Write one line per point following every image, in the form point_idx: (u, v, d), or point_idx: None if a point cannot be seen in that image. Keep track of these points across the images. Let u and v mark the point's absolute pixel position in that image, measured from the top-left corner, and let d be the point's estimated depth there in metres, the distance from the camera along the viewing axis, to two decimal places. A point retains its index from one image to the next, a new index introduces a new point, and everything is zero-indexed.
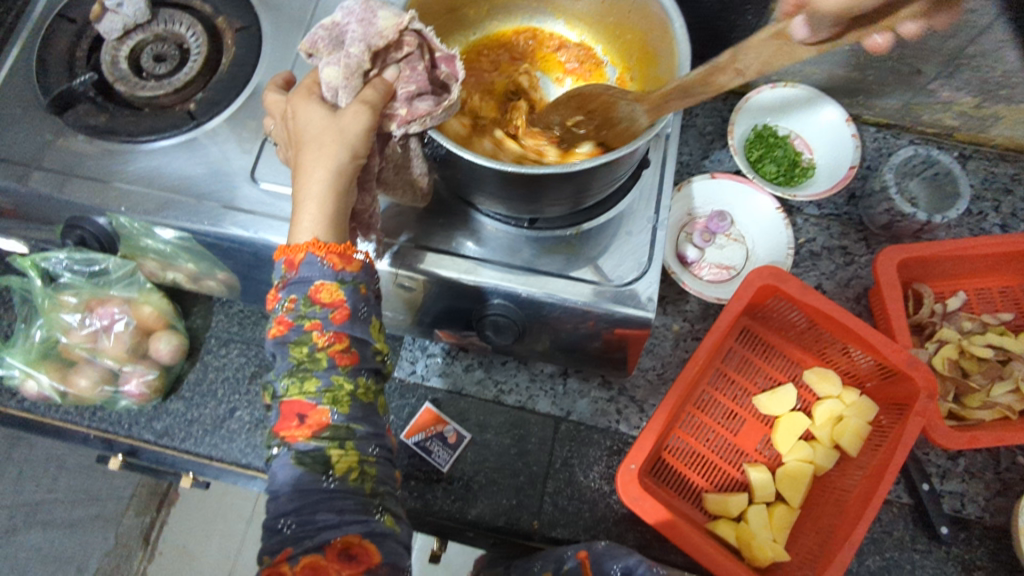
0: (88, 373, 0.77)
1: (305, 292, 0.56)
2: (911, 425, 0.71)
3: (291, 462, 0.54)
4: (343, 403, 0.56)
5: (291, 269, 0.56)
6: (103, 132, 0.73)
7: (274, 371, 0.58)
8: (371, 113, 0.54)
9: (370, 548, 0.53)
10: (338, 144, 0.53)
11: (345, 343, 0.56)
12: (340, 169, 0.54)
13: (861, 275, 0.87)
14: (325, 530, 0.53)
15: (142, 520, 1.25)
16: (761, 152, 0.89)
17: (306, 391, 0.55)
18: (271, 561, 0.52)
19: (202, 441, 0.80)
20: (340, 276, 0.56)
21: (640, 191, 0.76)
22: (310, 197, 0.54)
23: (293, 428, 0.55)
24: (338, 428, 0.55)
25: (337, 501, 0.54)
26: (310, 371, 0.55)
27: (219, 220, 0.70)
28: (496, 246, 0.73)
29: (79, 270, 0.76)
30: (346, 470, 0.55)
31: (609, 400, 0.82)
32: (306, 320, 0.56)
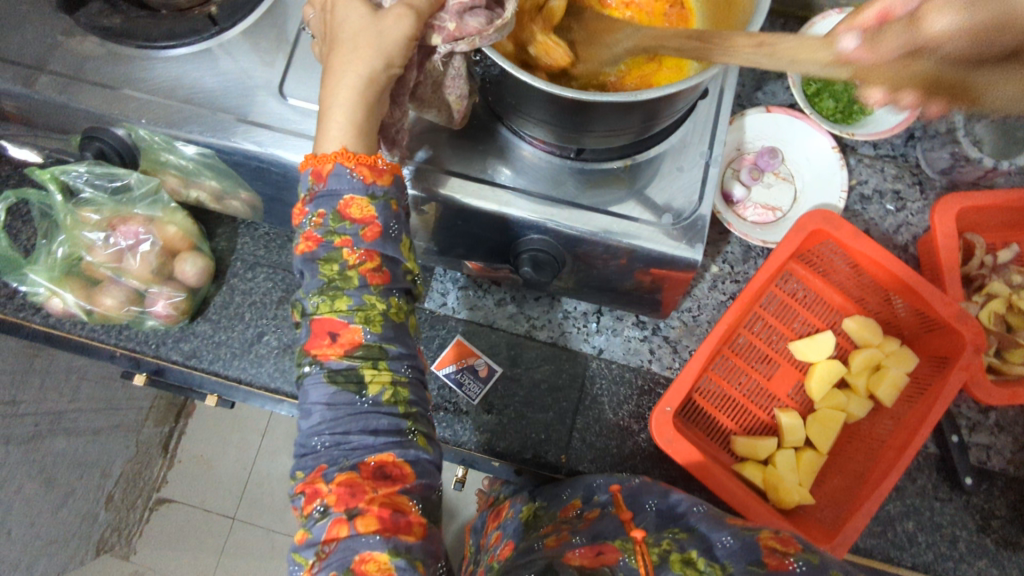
0: (114, 293, 0.74)
1: (334, 206, 0.52)
2: (954, 378, 0.70)
3: (323, 382, 0.53)
4: (375, 322, 0.53)
5: (317, 181, 0.52)
6: (117, 35, 0.68)
7: (302, 289, 0.55)
8: (416, 20, 0.49)
9: (405, 468, 0.53)
10: (374, 48, 0.49)
11: (377, 262, 0.54)
12: (372, 76, 0.50)
13: (911, 222, 0.83)
14: (359, 450, 0.52)
15: (161, 429, 1.32)
16: (819, 86, 0.84)
17: (337, 310, 0.53)
18: (306, 478, 0.53)
19: (231, 363, 0.79)
20: (370, 190, 0.53)
21: (694, 123, 0.72)
22: (337, 101, 0.50)
23: (325, 346, 0.53)
24: (371, 347, 0.53)
25: (370, 421, 0.53)
26: (341, 290, 0.53)
27: (230, 134, 0.65)
28: (537, 176, 0.69)
29: (101, 185, 0.73)
30: (380, 389, 0.53)
31: (642, 340, 0.81)
32: (335, 236, 0.53)
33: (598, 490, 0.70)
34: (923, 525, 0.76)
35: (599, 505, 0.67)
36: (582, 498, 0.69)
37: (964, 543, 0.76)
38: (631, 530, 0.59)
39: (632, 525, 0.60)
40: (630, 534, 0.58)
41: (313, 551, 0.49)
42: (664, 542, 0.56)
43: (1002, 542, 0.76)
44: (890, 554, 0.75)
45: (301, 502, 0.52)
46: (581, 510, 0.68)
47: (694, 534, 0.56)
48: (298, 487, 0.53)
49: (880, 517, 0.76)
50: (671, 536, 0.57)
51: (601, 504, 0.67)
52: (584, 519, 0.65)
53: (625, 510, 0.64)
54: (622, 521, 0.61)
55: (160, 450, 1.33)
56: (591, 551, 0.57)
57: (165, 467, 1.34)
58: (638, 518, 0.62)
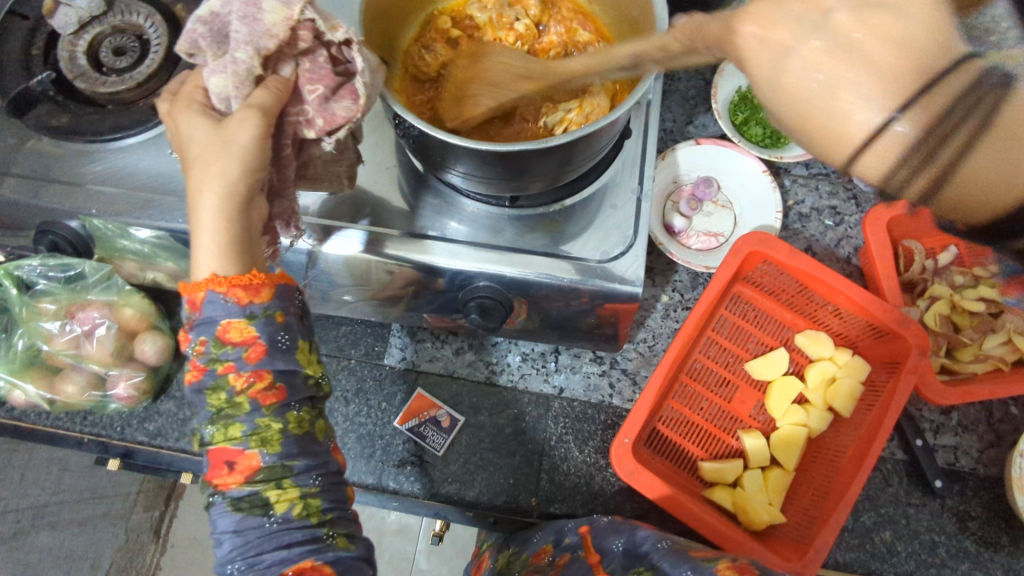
0: (75, 379, 0.76)
1: (212, 333, 0.50)
2: (904, 382, 0.71)
3: (228, 510, 0.51)
4: (272, 442, 0.52)
5: (194, 310, 0.50)
6: (66, 132, 0.71)
7: (197, 417, 0.54)
8: (261, 118, 0.48)
9: (324, 569, 0.50)
10: (223, 159, 0.48)
11: (268, 380, 0.51)
12: (230, 188, 0.48)
13: (851, 235, 0.86)
14: (274, 566, 0.50)
15: (151, 514, 1.28)
16: (746, 115, 0.87)
17: (231, 438, 0.51)
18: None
19: (196, 439, 0.79)
20: (248, 311, 0.50)
21: (623, 162, 0.75)
22: (204, 223, 0.48)
23: (225, 475, 0.51)
24: (272, 468, 0.51)
25: (281, 538, 0.50)
26: (232, 417, 0.51)
27: None
28: (478, 227, 0.71)
29: (56, 276, 0.75)
30: (288, 507, 0.51)
31: (601, 375, 0.82)
32: (218, 363, 0.50)
33: (569, 532, 0.70)
34: (900, 534, 0.76)
35: (570, 550, 0.67)
36: (553, 543, 0.70)
37: (943, 548, 0.75)
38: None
39: (600, 569, 0.62)
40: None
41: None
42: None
43: (982, 544, 0.75)
44: (871, 567, 0.74)
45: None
46: (553, 556, 0.68)
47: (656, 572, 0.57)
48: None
49: (856, 529, 0.76)
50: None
51: (571, 548, 0.67)
52: (555, 567, 0.65)
53: (593, 552, 0.65)
54: (591, 564, 0.63)
55: (151, 535, 1.28)
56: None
57: (158, 554, 1.28)
58: (606, 560, 0.63)
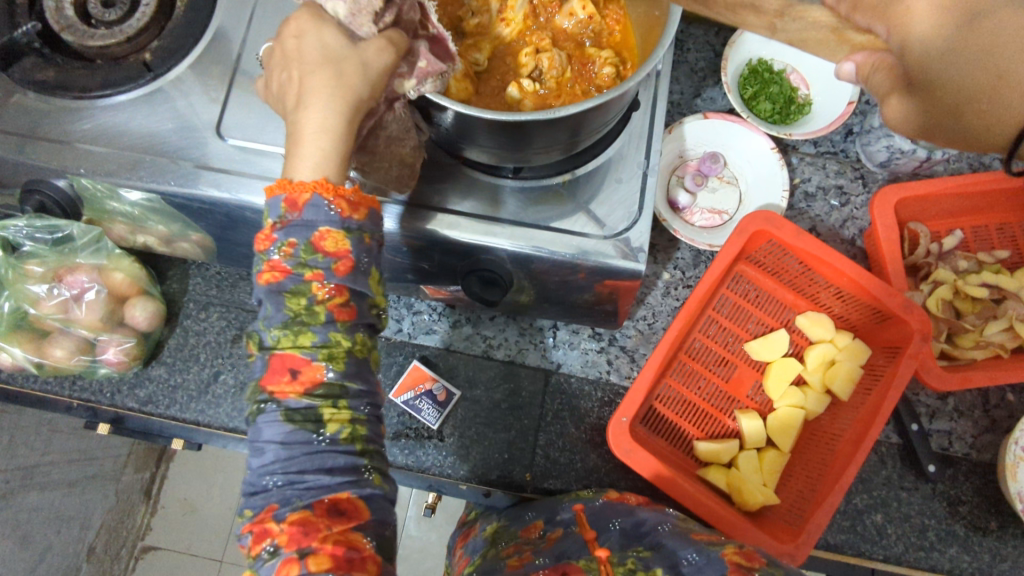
0: (63, 344, 0.74)
1: (308, 238, 0.48)
2: (904, 367, 0.70)
3: (279, 420, 0.48)
4: (339, 360, 0.49)
5: (291, 210, 0.48)
6: (53, 87, 0.68)
7: (257, 318, 0.51)
8: (394, 54, 0.49)
9: (358, 502, 0.49)
10: (357, 77, 0.47)
11: (345, 297, 0.50)
12: (356, 104, 0.48)
13: (856, 216, 0.85)
14: (314, 489, 0.48)
15: (142, 476, 1.30)
16: (755, 89, 0.85)
17: (300, 346, 0.48)
18: (255, 517, 0.48)
19: (188, 408, 0.78)
20: (346, 224, 0.49)
21: (630, 135, 0.73)
22: (322, 129, 0.47)
23: (284, 383, 0.48)
24: (333, 385, 0.49)
25: (326, 460, 0.48)
26: (306, 325, 0.49)
27: (185, 180, 0.66)
28: (480, 197, 0.69)
29: (42, 237, 0.73)
30: (337, 428, 0.49)
31: (599, 351, 0.81)
32: (306, 269, 0.48)
33: (563, 509, 0.69)
34: (891, 517, 0.76)
35: (562, 525, 0.67)
36: (545, 518, 0.69)
37: (933, 532, 0.76)
38: (594, 549, 0.62)
39: (597, 545, 0.62)
40: (593, 554, 0.60)
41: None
42: (628, 560, 0.60)
43: (972, 527, 0.76)
44: (860, 548, 0.75)
45: (248, 542, 0.47)
46: (544, 530, 0.68)
47: (660, 551, 0.60)
48: (245, 527, 0.48)
49: (848, 511, 0.76)
50: (636, 555, 0.61)
51: (563, 524, 0.67)
52: (546, 539, 0.66)
53: (589, 529, 0.65)
54: (586, 539, 0.63)
55: (141, 496, 1.30)
56: (556, 571, 0.58)
57: (147, 514, 1.31)
58: (602, 537, 0.64)
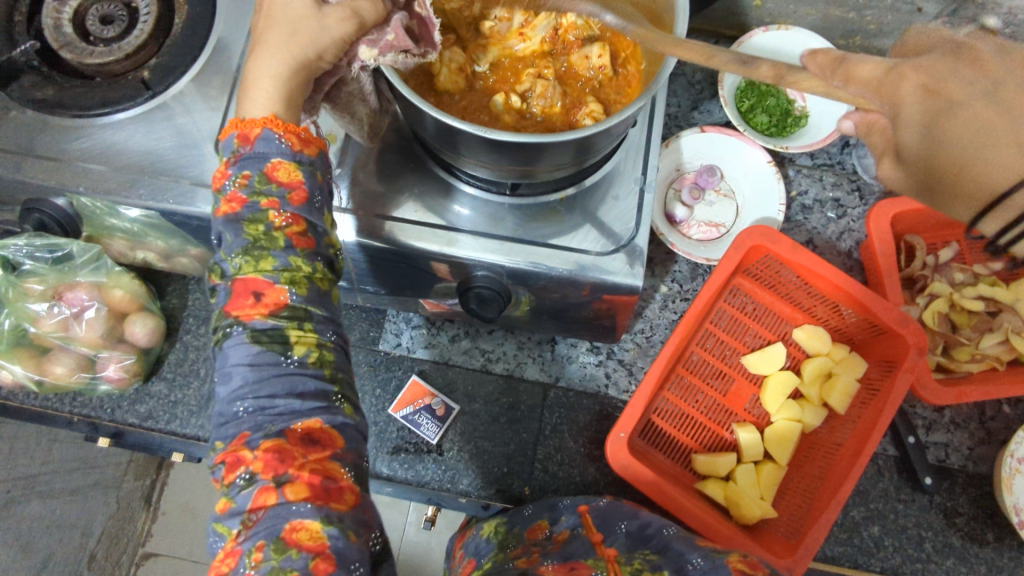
0: (63, 360, 0.74)
1: (260, 169, 0.48)
2: (900, 381, 0.71)
3: (246, 341, 0.46)
4: (301, 284, 0.48)
5: (242, 144, 0.48)
6: (52, 106, 0.68)
7: (217, 253, 0.49)
8: (358, 25, 0.49)
9: (332, 432, 0.47)
10: (311, 38, 0.48)
11: (304, 226, 0.49)
12: (305, 62, 0.48)
13: (853, 228, 0.85)
14: (285, 415, 0.45)
15: (142, 482, 1.27)
16: (751, 102, 0.85)
17: (262, 269, 0.47)
18: (227, 447, 0.46)
19: (188, 422, 0.79)
20: (298, 157, 0.49)
21: (627, 151, 0.73)
22: (264, 74, 0.48)
23: (248, 305, 0.46)
24: (297, 308, 0.47)
25: (296, 383, 0.46)
26: (266, 250, 0.47)
27: (184, 199, 0.66)
28: (477, 215, 0.69)
29: (42, 257, 0.73)
30: (305, 351, 0.47)
31: (597, 365, 0.81)
32: (261, 198, 0.48)
33: (565, 511, 0.72)
34: (888, 529, 0.77)
35: (569, 527, 0.68)
36: (549, 519, 0.71)
37: (929, 543, 0.76)
38: (602, 550, 0.61)
39: (603, 548, 0.62)
40: (601, 555, 0.60)
41: (237, 521, 0.43)
42: (635, 561, 0.59)
43: (967, 539, 0.77)
44: (857, 560, 0.75)
45: (221, 471, 0.45)
46: (550, 531, 0.69)
47: (666, 554, 0.59)
48: (217, 457, 0.45)
49: (845, 524, 0.77)
50: (642, 557, 0.59)
51: (569, 526, 0.69)
52: (553, 541, 0.66)
53: (595, 532, 0.66)
54: (592, 543, 0.63)
55: (142, 502, 1.27)
56: (565, 569, 0.58)
57: (150, 521, 1.27)
58: (609, 540, 0.64)
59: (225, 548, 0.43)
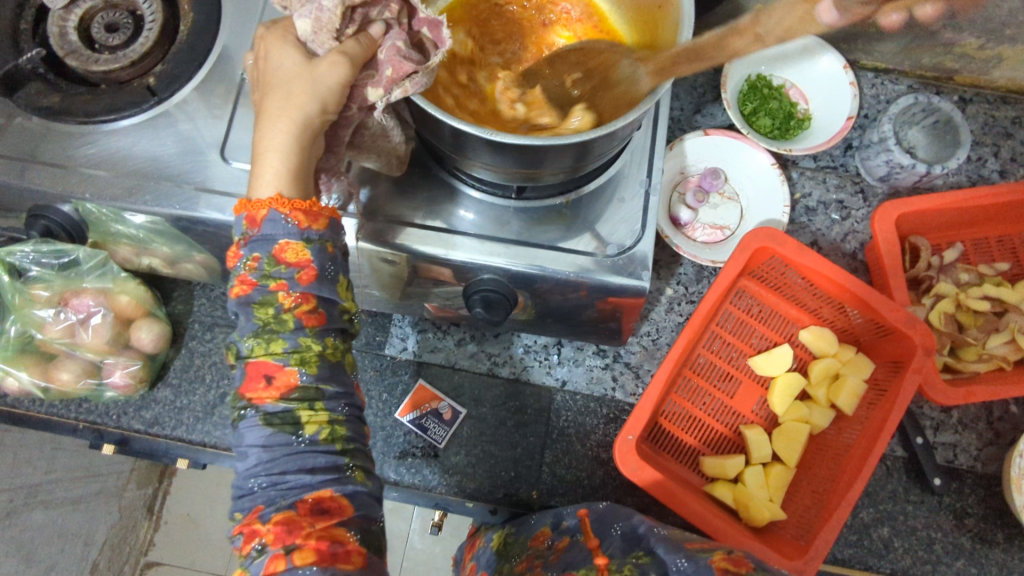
0: (70, 367, 0.74)
1: (269, 251, 0.51)
2: (908, 382, 0.71)
3: (258, 425, 0.50)
4: (311, 363, 0.52)
5: (251, 227, 0.51)
6: (58, 113, 0.68)
7: (236, 332, 0.53)
8: (350, 66, 0.50)
9: (342, 500, 0.51)
10: (309, 93, 0.50)
11: (313, 304, 0.52)
12: (308, 121, 0.51)
13: (857, 230, 0.85)
14: (296, 488, 0.50)
15: (144, 491, 1.28)
16: (754, 106, 0.86)
17: (272, 353, 0.51)
18: (244, 519, 0.50)
19: (194, 428, 0.78)
20: (305, 235, 0.51)
21: (632, 154, 0.73)
22: (273, 147, 0.50)
23: (260, 390, 0.51)
24: (307, 389, 0.51)
25: (307, 460, 0.50)
26: (276, 333, 0.51)
27: (189, 203, 0.66)
28: (483, 218, 0.70)
29: (48, 262, 0.73)
30: (316, 430, 0.51)
31: (604, 368, 0.81)
32: (270, 280, 0.51)
33: (568, 515, 0.71)
34: (898, 530, 0.76)
35: (568, 534, 0.67)
36: (550, 526, 0.71)
37: (940, 545, 0.76)
38: (596, 558, 0.59)
39: (599, 553, 0.61)
40: (594, 563, 0.58)
41: None
42: (626, 568, 0.56)
43: (977, 540, 0.76)
44: (867, 562, 0.75)
45: (239, 543, 0.49)
46: (552, 539, 0.68)
47: (655, 558, 0.56)
48: (235, 529, 0.50)
49: (855, 525, 0.76)
50: (633, 561, 0.57)
51: (570, 532, 0.68)
52: (554, 550, 0.65)
53: (592, 538, 0.64)
54: (589, 548, 0.62)
55: (145, 512, 1.28)
56: None
57: (152, 530, 1.28)
58: (605, 544, 0.63)
59: None
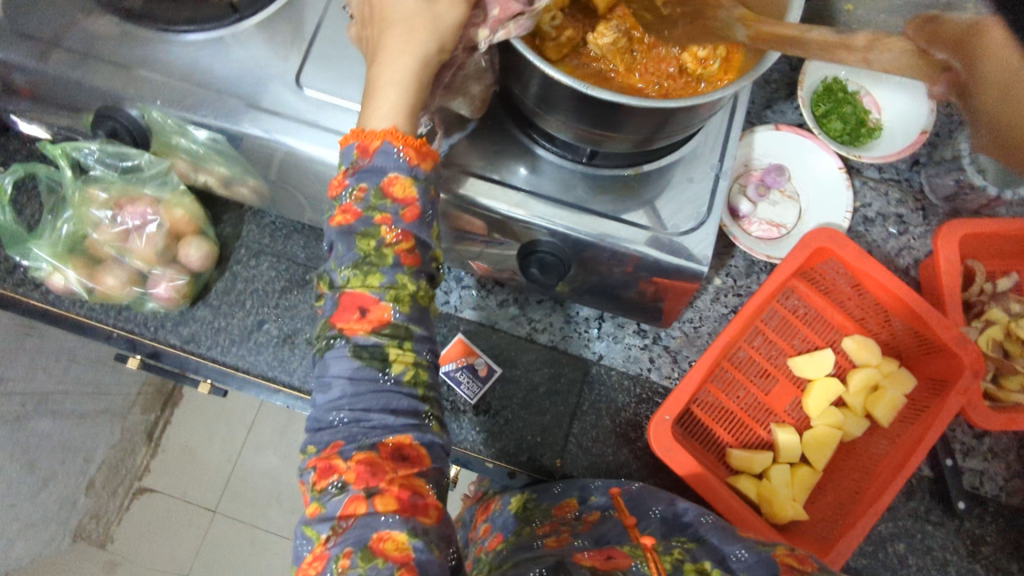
0: (116, 272, 0.74)
1: (377, 183, 0.55)
2: (952, 402, 0.70)
3: (348, 355, 0.55)
4: (404, 302, 0.56)
5: (362, 156, 0.55)
6: (139, 17, 0.67)
7: (332, 263, 0.58)
8: (467, 9, 0.54)
9: (421, 449, 0.56)
10: (427, 30, 0.53)
11: (410, 243, 0.57)
12: (425, 59, 0.53)
13: (913, 246, 0.84)
14: (378, 429, 0.55)
15: (146, 417, 1.35)
16: (828, 107, 0.84)
17: (369, 286, 0.55)
18: (321, 452, 0.55)
19: (228, 350, 0.78)
20: (413, 172, 0.55)
21: (706, 137, 0.72)
22: (392, 81, 0.53)
23: (354, 320, 0.56)
24: (398, 327, 0.56)
25: (391, 400, 0.56)
26: (376, 266, 0.55)
27: (237, 119, 0.64)
28: (551, 179, 0.69)
29: (112, 164, 0.72)
30: (403, 370, 0.56)
31: (642, 348, 0.81)
32: (375, 212, 0.55)
33: (596, 491, 0.72)
34: (914, 547, 0.76)
35: (597, 509, 0.69)
36: (578, 498, 0.71)
37: (954, 568, 0.76)
38: (639, 537, 0.62)
39: (636, 532, 0.64)
40: (639, 541, 0.61)
41: (328, 526, 0.51)
42: (674, 551, 0.59)
43: (992, 568, 0.76)
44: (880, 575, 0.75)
45: (313, 477, 0.54)
46: (579, 511, 0.70)
47: (704, 544, 0.60)
48: (310, 461, 0.55)
49: (872, 537, 0.76)
50: (679, 545, 0.61)
51: (600, 507, 0.69)
52: (583, 522, 0.67)
53: (627, 514, 0.67)
54: (625, 526, 0.65)
55: (146, 436, 1.35)
56: (602, 554, 0.59)
57: (149, 454, 1.35)
58: (642, 524, 0.66)
59: (314, 550, 0.51)
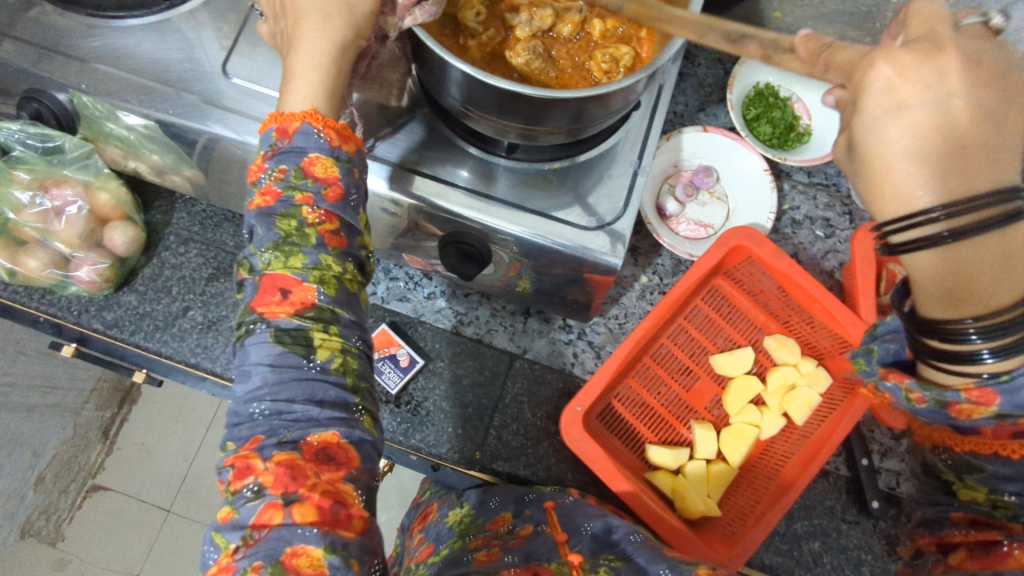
0: (39, 255, 0.74)
1: (298, 163, 0.52)
2: (858, 403, 0.71)
3: (269, 341, 0.50)
4: (330, 284, 0.52)
5: (282, 138, 0.52)
6: (70, 2, 0.68)
7: (249, 246, 0.53)
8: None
9: (350, 452, 0.51)
10: (345, 18, 0.51)
11: (335, 225, 0.53)
12: (344, 45, 0.52)
13: (839, 249, 0.86)
14: (303, 421, 0.50)
15: (103, 414, 1.35)
16: (758, 111, 0.86)
17: (291, 267, 0.51)
18: (238, 450, 0.49)
19: (152, 336, 0.78)
20: (336, 153, 0.53)
21: (627, 132, 0.74)
22: (313, 63, 0.51)
23: (275, 303, 0.51)
24: (323, 310, 0.51)
25: (316, 390, 0.50)
26: (297, 246, 0.51)
27: (203, 117, 0.64)
28: (469, 171, 0.69)
29: (33, 145, 0.72)
30: (329, 356, 0.51)
31: (567, 343, 0.82)
32: (295, 192, 0.51)
33: (530, 505, 0.71)
34: (828, 546, 0.77)
35: (531, 522, 0.68)
36: (512, 513, 0.70)
37: (868, 567, 0.76)
38: (567, 554, 0.61)
39: (567, 549, 0.62)
40: (566, 559, 0.60)
41: (237, 536, 0.46)
42: (601, 568, 0.58)
43: None
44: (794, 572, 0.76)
45: (229, 476, 0.48)
46: (513, 525, 0.68)
47: (630, 564, 0.58)
48: (227, 459, 0.49)
49: (787, 535, 0.77)
50: (606, 563, 0.59)
51: (533, 521, 0.68)
52: (515, 537, 0.66)
53: (560, 530, 0.65)
54: (556, 542, 0.63)
55: (100, 435, 1.36)
56: (527, 571, 0.57)
57: (105, 454, 1.36)
58: (573, 540, 0.64)
59: (219, 561, 0.46)
